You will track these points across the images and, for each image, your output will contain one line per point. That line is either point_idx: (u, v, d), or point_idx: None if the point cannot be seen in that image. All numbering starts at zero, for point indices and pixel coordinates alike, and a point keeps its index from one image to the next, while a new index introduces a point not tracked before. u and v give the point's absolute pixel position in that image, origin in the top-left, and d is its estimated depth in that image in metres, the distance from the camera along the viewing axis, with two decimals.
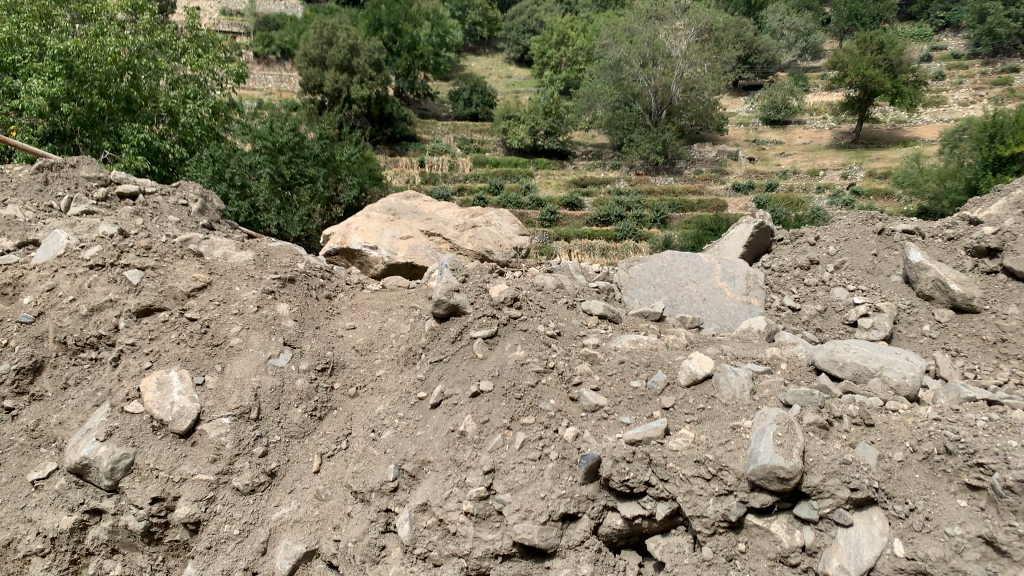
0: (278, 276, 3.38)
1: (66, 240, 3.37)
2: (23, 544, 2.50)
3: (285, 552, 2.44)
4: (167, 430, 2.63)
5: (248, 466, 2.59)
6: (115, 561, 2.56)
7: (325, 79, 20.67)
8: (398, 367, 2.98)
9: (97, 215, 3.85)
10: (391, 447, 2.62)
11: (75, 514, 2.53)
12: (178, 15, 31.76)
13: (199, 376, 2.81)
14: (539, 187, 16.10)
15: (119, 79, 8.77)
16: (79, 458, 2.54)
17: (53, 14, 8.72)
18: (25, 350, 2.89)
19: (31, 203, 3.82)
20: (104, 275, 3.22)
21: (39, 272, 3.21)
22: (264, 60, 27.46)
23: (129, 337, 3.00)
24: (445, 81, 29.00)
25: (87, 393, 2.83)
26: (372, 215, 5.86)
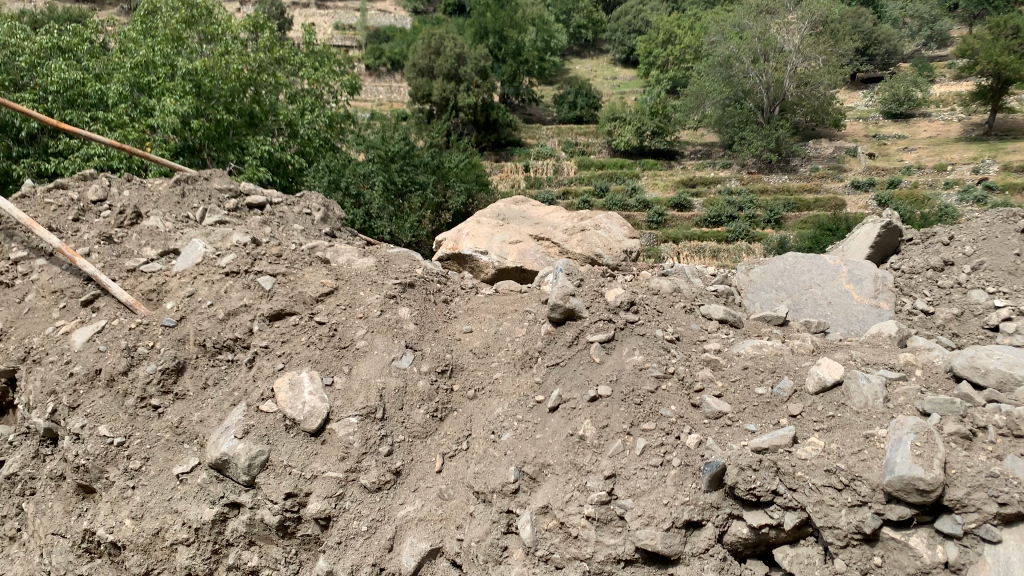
0: (398, 281, 3.46)
1: (204, 249, 3.61)
2: (170, 533, 2.67)
3: (410, 549, 2.53)
4: (299, 428, 2.77)
5: (375, 465, 2.69)
6: (252, 553, 2.69)
7: (433, 88, 21.23)
8: (515, 369, 3.00)
9: (230, 224, 4.10)
10: (511, 449, 2.66)
11: (217, 507, 2.67)
12: (295, 32, 33.33)
13: (328, 377, 2.95)
14: (646, 189, 15.94)
15: (243, 95, 9.46)
16: (220, 454, 2.70)
17: (183, 37, 9.53)
18: (170, 351, 3.12)
19: (170, 214, 4.10)
20: (239, 281, 3.42)
21: (180, 279, 3.51)
22: (374, 72, 28.43)
23: (263, 339, 3.18)
24: (550, 85, 29.13)
25: (225, 393, 3.02)
26: (482, 221, 5.96)
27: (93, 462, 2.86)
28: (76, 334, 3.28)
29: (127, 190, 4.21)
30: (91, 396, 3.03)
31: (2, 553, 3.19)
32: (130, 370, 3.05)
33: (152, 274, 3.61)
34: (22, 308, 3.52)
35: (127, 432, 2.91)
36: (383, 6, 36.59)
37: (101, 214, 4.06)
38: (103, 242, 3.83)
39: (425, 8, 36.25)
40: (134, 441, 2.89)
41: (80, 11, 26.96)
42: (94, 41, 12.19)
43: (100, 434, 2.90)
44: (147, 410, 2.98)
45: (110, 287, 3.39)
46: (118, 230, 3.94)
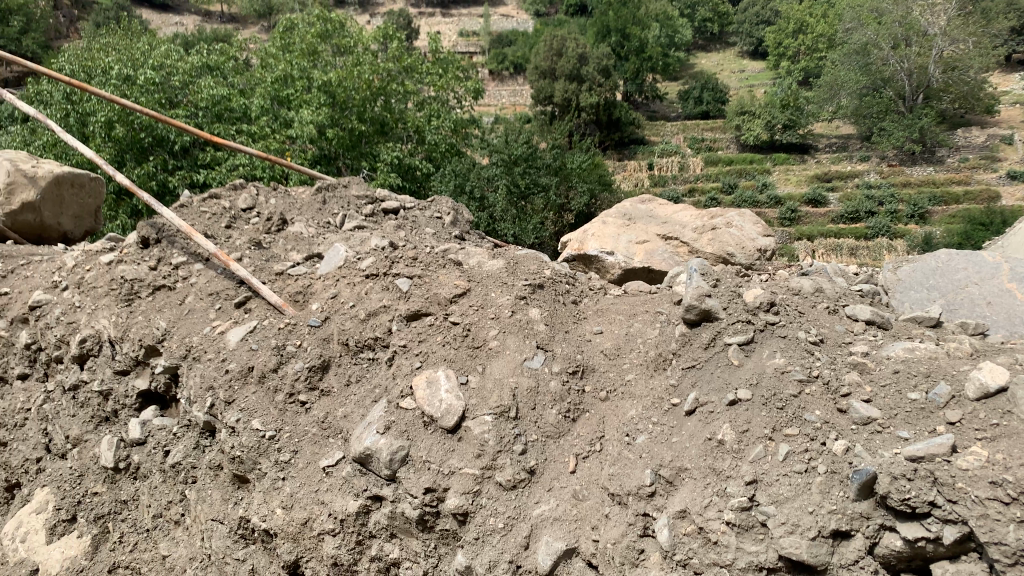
0: (528, 282, 3.47)
1: (345, 253, 3.81)
2: (319, 523, 2.81)
3: (546, 548, 2.53)
4: (436, 425, 2.85)
5: (510, 463, 2.72)
6: (394, 545, 2.77)
7: (556, 90, 21.48)
8: (648, 371, 2.97)
9: (368, 229, 4.27)
10: (646, 452, 2.66)
11: (360, 499, 2.78)
12: (421, 41, 34.40)
13: (463, 375, 3.02)
14: (777, 184, 15.41)
15: (374, 104, 10.30)
16: (363, 448, 2.82)
17: (318, 51, 11.18)
18: (316, 350, 3.30)
19: (313, 220, 4.34)
20: (378, 284, 3.56)
21: (324, 281, 3.70)
22: (498, 76, 28.88)
23: (401, 339, 3.28)
24: (675, 81, 28.56)
25: (367, 390, 3.15)
26: (608, 222, 5.96)
27: (248, 453, 3.07)
28: (230, 334, 3.53)
29: (273, 199, 4.49)
30: (245, 391, 3.24)
31: (169, 535, 3.44)
32: (280, 368, 3.26)
33: (298, 277, 3.83)
34: (183, 308, 3.81)
35: (277, 427, 3.09)
36: (506, 11, 37.10)
37: (250, 221, 4.34)
38: (253, 247, 4.09)
39: (546, 10, 36.43)
40: (283, 435, 3.06)
41: (226, 32, 28.92)
42: (239, 59, 13.08)
43: (253, 427, 3.11)
44: (296, 406, 3.17)
45: (261, 290, 3.62)
46: (267, 236, 4.20)
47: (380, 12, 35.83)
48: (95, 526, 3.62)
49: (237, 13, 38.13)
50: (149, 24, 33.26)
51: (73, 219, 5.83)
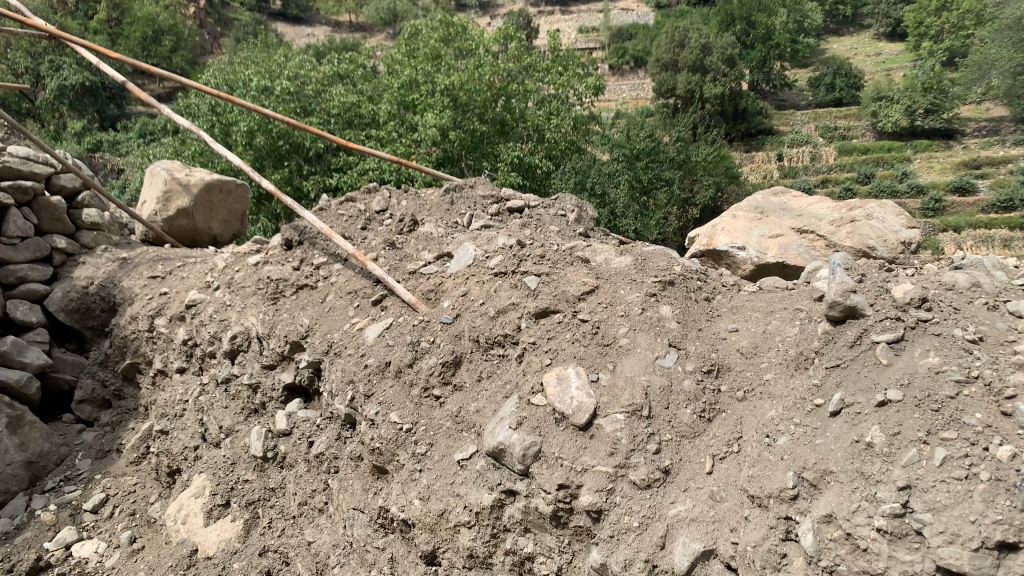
0: (658, 278, 3.43)
1: (474, 252, 3.89)
2: (454, 515, 2.88)
3: (683, 549, 2.47)
4: (568, 422, 2.87)
5: (644, 462, 2.69)
6: (528, 540, 2.79)
7: (679, 82, 21.20)
8: (788, 371, 2.89)
9: (495, 227, 4.32)
10: (789, 454, 2.58)
11: (495, 493, 2.83)
12: (542, 40, 34.62)
13: (593, 373, 3.02)
14: (919, 173, 14.59)
15: (494, 105, 11.41)
16: (495, 443, 2.88)
17: (441, 55, 12.33)
18: (448, 346, 3.39)
19: (442, 220, 4.44)
20: (507, 281, 3.61)
21: (454, 280, 3.80)
22: (618, 71, 28.69)
23: (530, 336, 3.31)
24: (806, 67, 27.41)
25: (499, 385, 3.20)
26: (738, 215, 5.82)
27: (386, 445, 3.19)
28: (368, 330, 3.70)
29: (405, 201, 4.64)
30: (383, 386, 3.38)
31: (313, 523, 3.58)
32: (415, 363, 3.38)
33: (429, 275, 3.94)
34: (324, 306, 4.04)
35: (414, 420, 3.21)
36: (626, 5, 36.70)
37: (383, 223, 4.50)
38: (387, 248, 4.25)
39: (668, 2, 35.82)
40: (420, 428, 3.18)
41: (356, 41, 30.09)
42: (366, 67, 13.64)
43: (391, 420, 3.23)
44: (430, 400, 3.27)
45: (396, 288, 3.75)
46: (399, 236, 4.35)
47: (500, 13, 36.36)
48: (246, 511, 3.81)
49: (365, 22, 39.62)
50: (285, 37, 35.11)
51: (222, 224, 6.19)
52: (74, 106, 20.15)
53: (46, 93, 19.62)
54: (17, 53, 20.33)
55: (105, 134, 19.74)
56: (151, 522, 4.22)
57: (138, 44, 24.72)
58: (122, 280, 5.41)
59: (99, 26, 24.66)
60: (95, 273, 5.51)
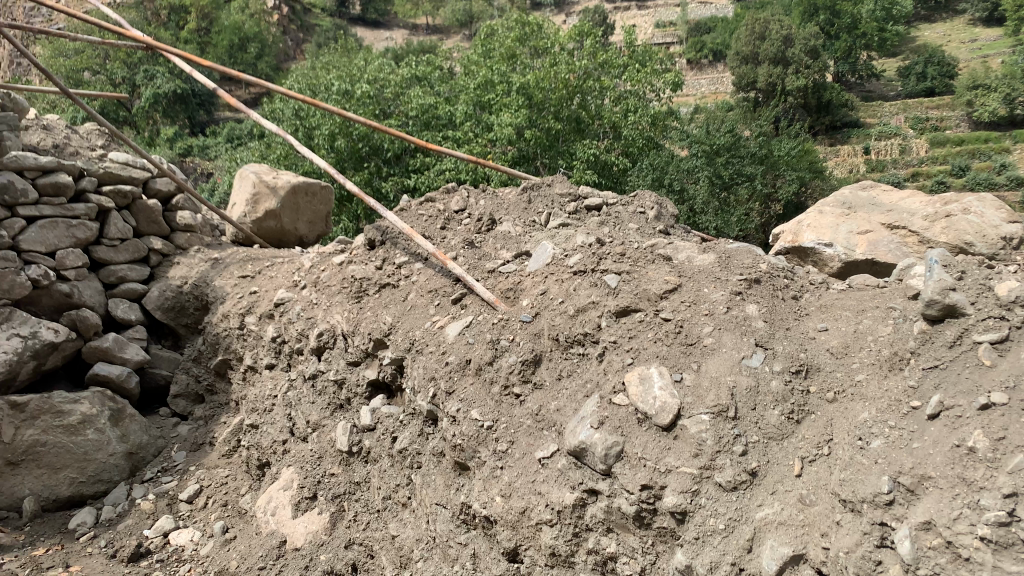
0: (743, 276, 3.36)
1: (552, 251, 3.89)
2: (536, 513, 2.89)
3: (770, 553, 2.42)
4: (651, 423, 2.85)
5: (730, 464, 2.64)
6: (611, 539, 2.76)
7: (759, 75, 20.94)
8: (881, 371, 2.79)
9: (572, 225, 4.28)
10: (883, 458, 2.49)
11: (577, 492, 2.83)
12: (617, 37, 34.42)
13: (677, 373, 2.98)
14: (1018, 165, 13.93)
15: (570, 102, 11.68)
16: (577, 442, 2.89)
17: (516, 54, 12.69)
18: (528, 345, 3.41)
19: (520, 219, 4.45)
20: (586, 280, 3.60)
21: (533, 279, 3.81)
22: (696, 66, 28.25)
23: (611, 335, 3.29)
24: (895, 56, 26.39)
25: (579, 384, 3.19)
26: (825, 210, 5.66)
27: (467, 442, 3.23)
28: (449, 328, 3.75)
29: (483, 200, 4.68)
30: (463, 383, 3.42)
31: (397, 517, 3.63)
32: (495, 361, 3.41)
33: (508, 274, 3.96)
34: (405, 304, 4.11)
35: (495, 417, 3.24)
36: None
37: (462, 223, 4.56)
38: (466, 246, 4.29)
39: None
40: (501, 425, 3.20)
41: (434, 44, 30.52)
42: (442, 70, 13.84)
43: (472, 417, 3.27)
44: (511, 398, 3.29)
45: (475, 287, 3.78)
46: (477, 236, 4.39)
47: (575, 11, 36.31)
48: (332, 504, 3.90)
49: (441, 24, 40.08)
50: (364, 41, 35.88)
51: (307, 224, 6.36)
52: (167, 114, 21.06)
53: (142, 101, 20.58)
54: (115, 64, 21.40)
55: (195, 139, 20.56)
56: (242, 513, 4.38)
57: (225, 52, 25.63)
58: (214, 279, 5.64)
59: (189, 36, 25.72)
60: (189, 273, 5.77)
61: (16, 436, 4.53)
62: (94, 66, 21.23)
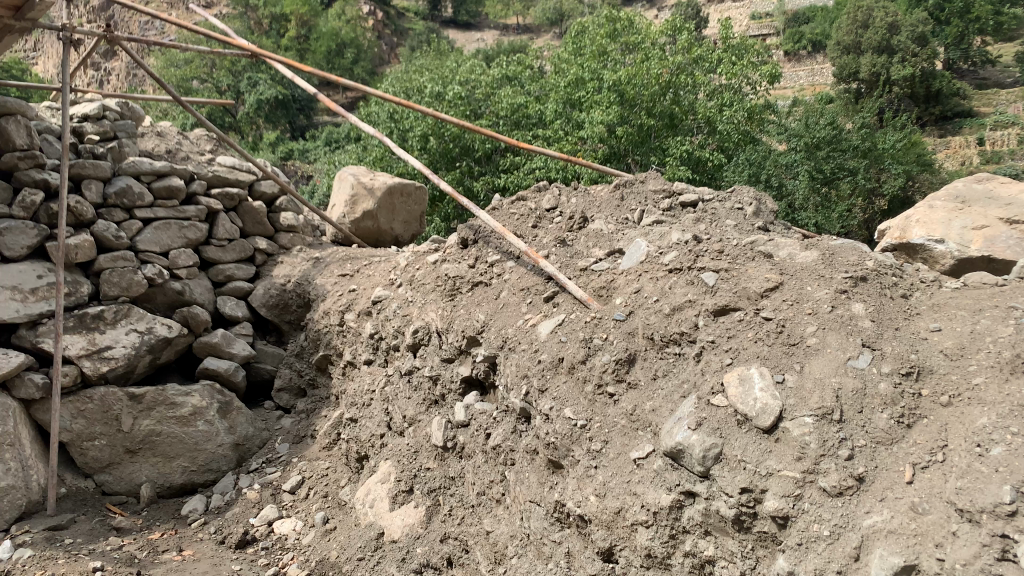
0: (849, 275, 3.24)
1: (647, 248, 3.85)
2: (631, 514, 2.86)
3: (880, 562, 2.31)
4: (751, 424, 2.78)
5: (835, 468, 2.55)
6: (709, 543, 2.69)
7: (862, 65, 20.19)
8: (1001, 376, 2.65)
9: (666, 223, 4.20)
10: (1005, 466, 2.36)
11: (673, 493, 2.78)
12: (711, 29, 33.79)
13: (779, 374, 2.90)
14: None
15: (663, 98, 11.54)
16: (674, 443, 2.85)
17: (607, 52, 12.72)
18: (622, 344, 3.37)
19: (613, 216, 4.41)
20: (682, 278, 3.54)
21: (626, 276, 3.78)
22: (794, 57, 27.41)
23: (708, 334, 3.21)
24: (1013, 40, 24.86)
25: (675, 385, 3.13)
26: (936, 204, 5.38)
27: (561, 440, 3.23)
28: (541, 326, 3.76)
29: (575, 198, 4.66)
30: (557, 381, 3.44)
31: (490, 513, 3.64)
32: (588, 360, 3.40)
33: (601, 273, 3.94)
34: (498, 303, 4.15)
35: (588, 416, 3.24)
36: None
37: (554, 221, 4.56)
38: (558, 244, 4.29)
39: None
40: (595, 425, 3.20)
41: (525, 44, 30.65)
42: (533, 70, 13.95)
43: (566, 416, 3.28)
44: (604, 397, 3.28)
45: (568, 285, 3.77)
46: (569, 234, 4.38)
47: (668, 4, 35.84)
48: (428, 499, 3.97)
49: (532, 23, 40.18)
50: (456, 43, 36.39)
51: (403, 224, 6.49)
52: (269, 119, 21.90)
53: (246, 108, 21.48)
54: (220, 72, 22.42)
55: (296, 143, 21.30)
56: (341, 505, 4.50)
57: (323, 58, 26.47)
58: (315, 278, 5.83)
59: (289, 43, 26.68)
60: (292, 272, 5.98)
61: (134, 426, 4.90)
62: (201, 74, 22.30)
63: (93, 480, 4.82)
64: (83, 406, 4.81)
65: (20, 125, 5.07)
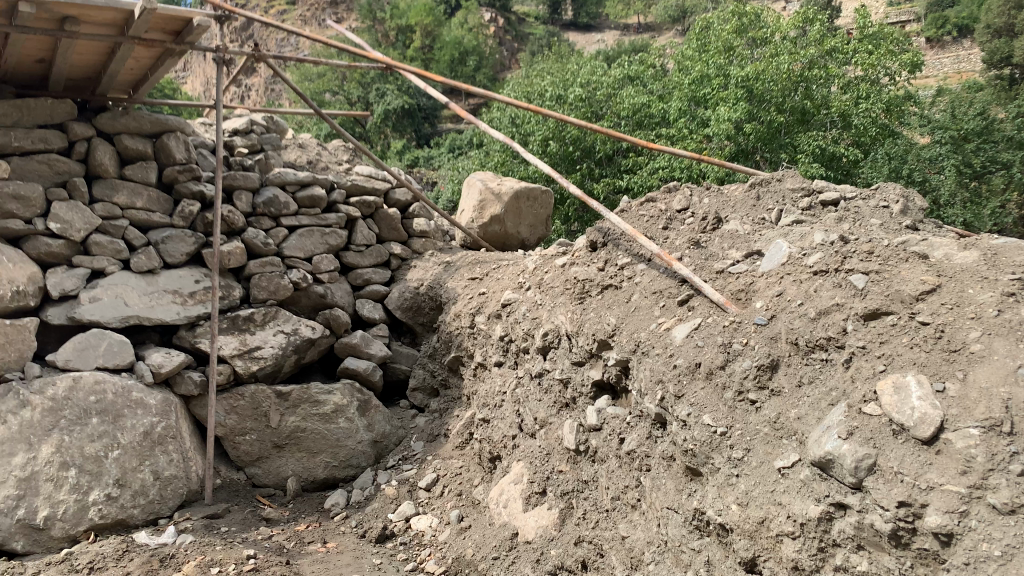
0: (1016, 276, 3.01)
1: (789, 249, 3.73)
2: (777, 525, 2.78)
3: None
4: (908, 435, 2.63)
5: (1006, 484, 2.37)
6: (862, 558, 2.58)
7: (1016, 47, 18.82)
8: None
9: (807, 223, 4.02)
10: None
11: (822, 505, 2.69)
12: (846, 18, 32.48)
13: (939, 383, 2.73)
14: None
15: (795, 93, 11.15)
16: (823, 453, 2.74)
17: (734, 47, 12.45)
18: (764, 349, 3.27)
19: (748, 217, 4.28)
20: (829, 280, 3.40)
21: (767, 279, 3.67)
22: (937, 44, 25.78)
23: (859, 340, 3.06)
24: None
25: (822, 393, 3.01)
26: None
27: (700, 447, 3.18)
28: (676, 330, 3.70)
29: (707, 198, 4.57)
30: (694, 387, 3.37)
31: (625, 518, 3.60)
32: (727, 365, 3.32)
33: (738, 275, 3.84)
34: (630, 306, 4.10)
35: (728, 423, 3.16)
36: None
37: (685, 222, 4.49)
38: (692, 247, 4.22)
39: None
40: (735, 432, 3.11)
41: (647, 42, 30.27)
42: (657, 69, 13.83)
43: (705, 422, 3.21)
44: (745, 404, 3.18)
45: (703, 288, 3.70)
46: (703, 235, 4.30)
47: None
48: (561, 501, 3.99)
49: (653, 21, 39.67)
50: (577, 46, 36.50)
51: (529, 227, 6.55)
52: (396, 128, 22.57)
53: (375, 118, 22.35)
54: (351, 84, 23.39)
55: (421, 151, 21.95)
56: (475, 504, 4.59)
57: (448, 66, 27.13)
58: (446, 281, 5.97)
59: (415, 53, 27.55)
60: (425, 275, 6.13)
61: (281, 422, 5.20)
62: (333, 87, 23.37)
63: (245, 473, 5.15)
64: (236, 403, 5.14)
65: (179, 140, 5.46)
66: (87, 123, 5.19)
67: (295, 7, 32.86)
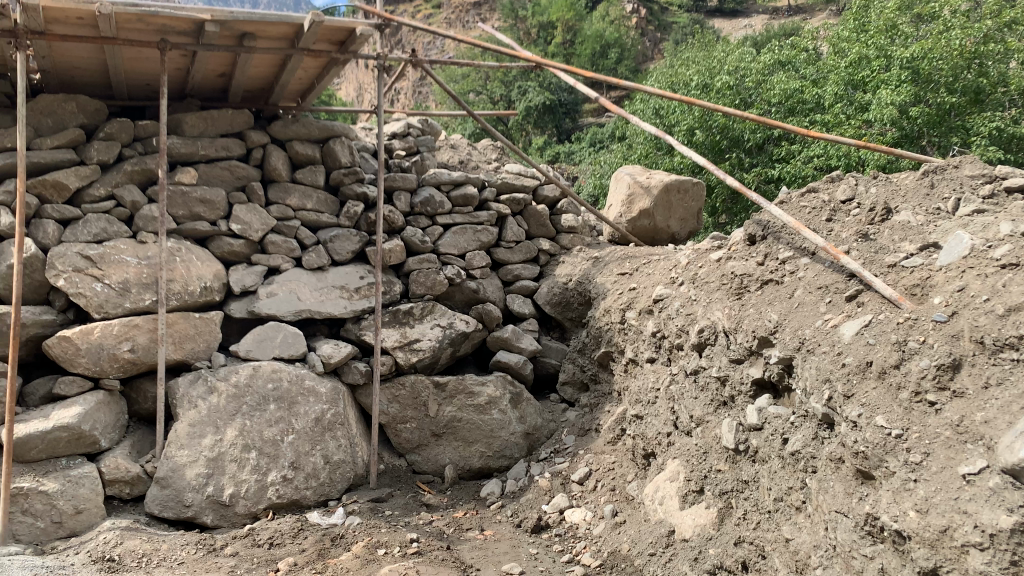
0: None
1: (971, 241, 3.49)
2: (962, 534, 2.62)
3: None
4: None
5: None
6: None
7: None
8: None
9: (989, 212, 3.74)
10: None
11: (1015, 515, 2.51)
12: None
13: None
14: None
15: (967, 71, 10.41)
16: (1017, 460, 2.56)
17: (896, 25, 11.72)
18: (944, 347, 3.09)
19: (921, 207, 4.03)
20: (1020, 275, 3.18)
21: (946, 272, 3.46)
22: None
23: None
24: None
25: (1014, 395, 2.80)
26: None
27: (872, 450, 3.04)
28: (844, 327, 3.55)
29: (875, 187, 4.32)
30: (865, 386, 3.23)
31: (789, 520, 3.49)
32: (902, 364, 3.16)
33: (912, 269, 3.63)
34: (792, 302, 3.96)
35: (904, 425, 3.00)
36: None
37: (851, 213, 4.27)
38: (860, 239, 4.03)
39: None
40: (912, 435, 2.95)
41: (796, 25, 28.92)
42: (811, 52, 13.23)
43: (877, 424, 3.07)
44: (923, 406, 3.02)
45: (874, 283, 3.53)
46: (871, 227, 4.09)
47: None
48: (719, 501, 3.94)
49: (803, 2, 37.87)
50: (722, 33, 35.45)
51: (680, 221, 6.44)
52: (538, 124, 22.80)
53: (517, 116, 22.70)
54: (495, 83, 23.84)
55: (563, 146, 22.06)
56: (629, 499, 4.61)
57: (589, 60, 27.08)
58: (595, 277, 5.97)
59: (556, 49, 27.71)
60: (574, 271, 6.17)
61: (439, 412, 5.42)
62: (477, 87, 23.89)
63: (406, 460, 5.41)
64: (398, 393, 5.41)
65: (344, 145, 5.77)
66: (262, 130, 5.59)
67: (441, 10, 33.86)
